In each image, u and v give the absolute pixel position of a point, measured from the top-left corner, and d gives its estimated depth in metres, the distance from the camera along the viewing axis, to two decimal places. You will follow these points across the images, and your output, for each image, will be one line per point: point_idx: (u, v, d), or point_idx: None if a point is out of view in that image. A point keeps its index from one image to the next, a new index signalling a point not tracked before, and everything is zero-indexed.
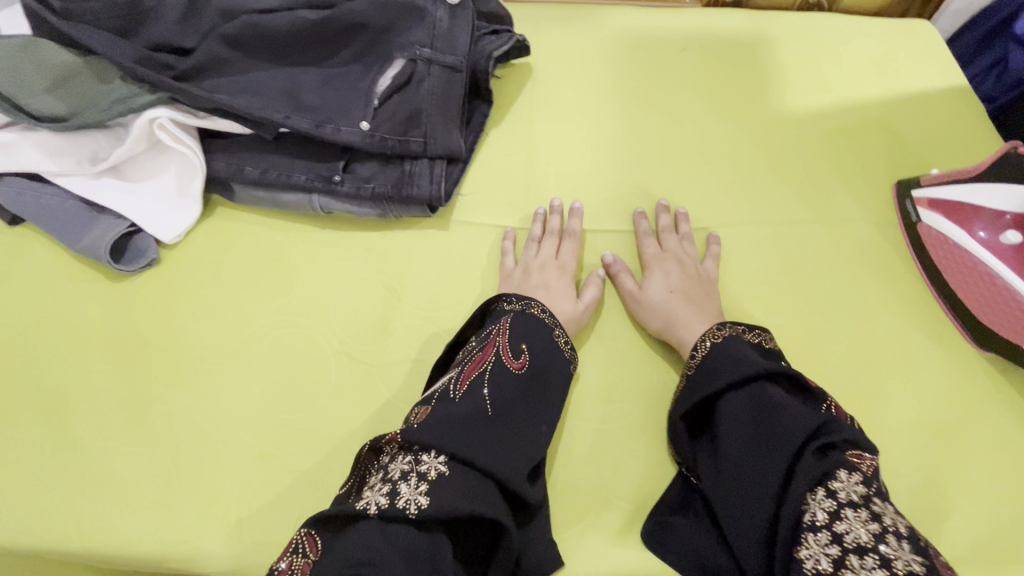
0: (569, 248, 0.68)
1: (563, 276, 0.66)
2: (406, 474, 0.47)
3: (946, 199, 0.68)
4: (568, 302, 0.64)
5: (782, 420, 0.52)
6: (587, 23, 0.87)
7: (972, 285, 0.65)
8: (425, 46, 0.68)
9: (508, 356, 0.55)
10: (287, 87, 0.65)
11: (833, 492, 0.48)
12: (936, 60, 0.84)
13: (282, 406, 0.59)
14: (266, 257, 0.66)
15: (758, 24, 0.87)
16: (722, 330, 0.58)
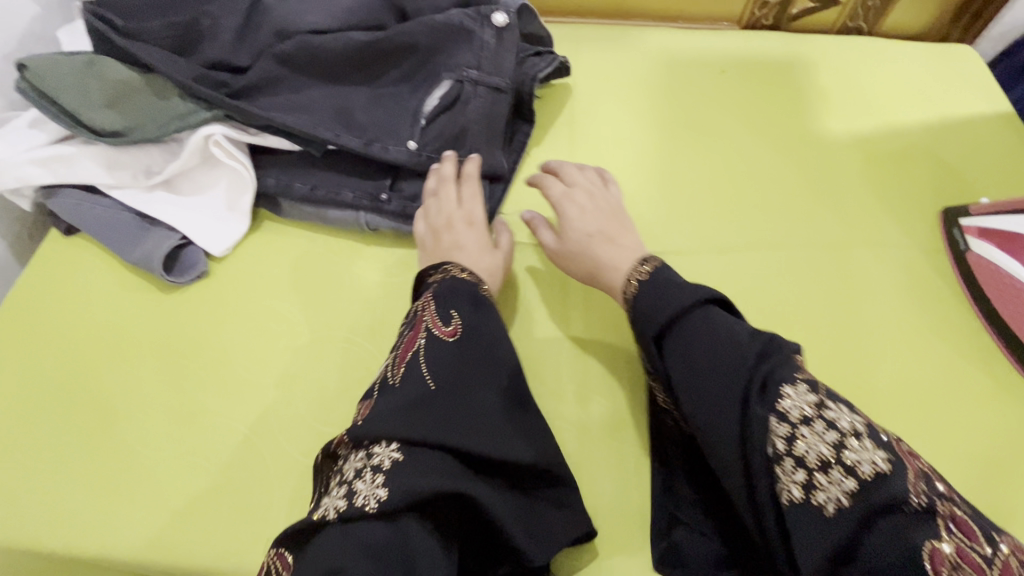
0: (476, 204, 0.67)
1: (474, 228, 0.65)
2: (360, 472, 0.47)
3: (998, 230, 0.67)
4: (488, 255, 0.64)
5: (707, 350, 0.50)
6: (624, 45, 0.89)
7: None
8: (473, 68, 0.70)
9: (439, 326, 0.55)
10: (340, 107, 0.69)
11: (785, 413, 0.45)
12: (975, 88, 0.84)
13: (320, 416, 0.62)
14: (310, 270, 0.69)
15: (793, 51, 0.88)
16: (647, 264, 0.59)
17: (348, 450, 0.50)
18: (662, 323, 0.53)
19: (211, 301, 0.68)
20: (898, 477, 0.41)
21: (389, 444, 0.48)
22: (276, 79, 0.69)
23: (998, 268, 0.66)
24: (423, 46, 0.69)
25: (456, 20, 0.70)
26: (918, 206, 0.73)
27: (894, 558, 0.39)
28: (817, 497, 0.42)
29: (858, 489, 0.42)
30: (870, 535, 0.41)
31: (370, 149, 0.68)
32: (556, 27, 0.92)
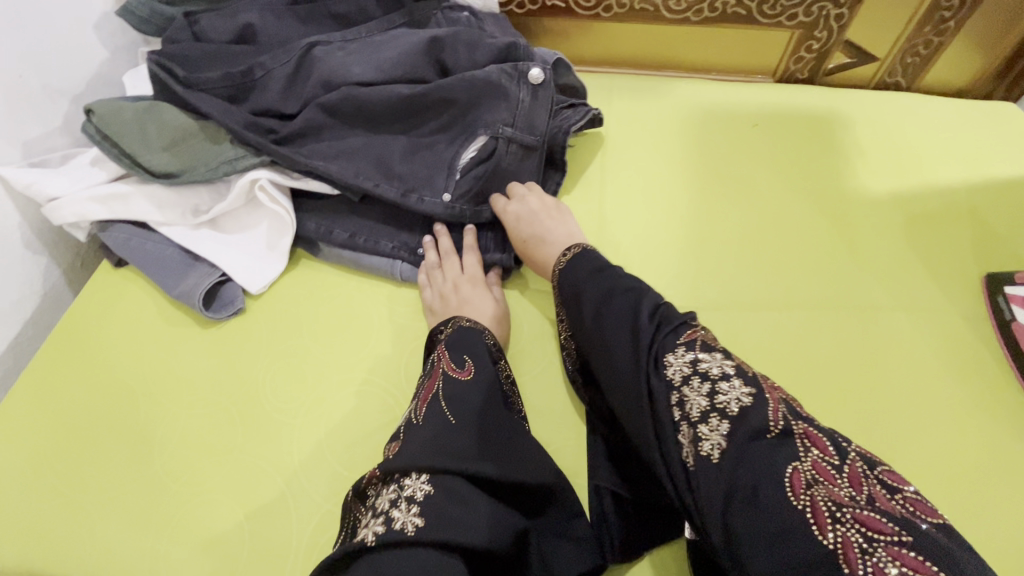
0: (471, 258, 0.71)
1: (477, 285, 0.68)
2: (394, 501, 0.49)
3: None
4: (490, 305, 0.68)
5: (607, 327, 0.53)
6: (658, 96, 0.90)
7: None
8: (508, 125, 0.72)
9: (453, 369, 0.59)
10: (380, 157, 0.72)
11: (667, 374, 0.47)
12: (1020, 148, 0.82)
13: (343, 459, 0.62)
14: (342, 311, 0.71)
15: (829, 105, 0.87)
16: (560, 262, 0.62)
17: (381, 483, 0.51)
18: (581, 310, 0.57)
19: (249, 336, 0.70)
20: (758, 409, 0.42)
21: (421, 474, 0.50)
22: (320, 128, 0.72)
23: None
24: (462, 102, 0.72)
25: (493, 75, 0.72)
26: (960, 268, 0.71)
27: (766, 485, 0.38)
28: (703, 447, 0.42)
29: (732, 429, 0.42)
30: (743, 466, 0.40)
31: (408, 200, 0.70)
32: (591, 78, 0.94)
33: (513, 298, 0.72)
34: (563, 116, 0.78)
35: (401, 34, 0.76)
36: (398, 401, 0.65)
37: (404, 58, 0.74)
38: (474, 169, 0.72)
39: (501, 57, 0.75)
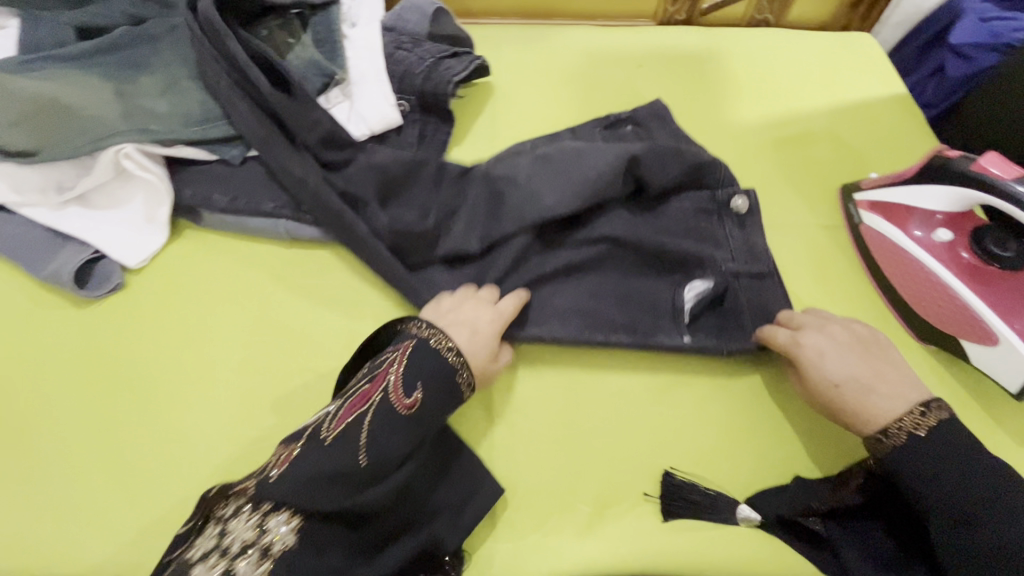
0: (510, 304, 0.61)
1: (492, 322, 0.59)
2: (245, 548, 0.47)
3: (883, 201, 0.66)
4: (487, 344, 0.57)
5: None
6: (545, 43, 0.91)
7: (909, 282, 0.63)
8: (730, 260, 0.67)
9: (397, 395, 0.52)
10: (582, 308, 0.64)
11: None
12: (873, 72, 0.89)
13: (243, 421, 0.61)
14: (231, 277, 0.69)
15: (706, 43, 0.91)
16: (911, 418, 0.52)
17: (242, 514, 0.49)
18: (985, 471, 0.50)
19: (131, 311, 0.67)
20: None
21: (281, 517, 0.49)
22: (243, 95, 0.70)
23: (886, 238, 0.65)
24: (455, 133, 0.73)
25: (693, 209, 0.70)
26: (824, 186, 0.77)
27: None
28: None
29: None
30: None
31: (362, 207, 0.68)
32: (479, 29, 0.94)
33: None
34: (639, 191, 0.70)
35: (581, 149, 0.68)
36: (298, 357, 0.64)
37: (603, 175, 0.65)
38: (701, 302, 0.64)
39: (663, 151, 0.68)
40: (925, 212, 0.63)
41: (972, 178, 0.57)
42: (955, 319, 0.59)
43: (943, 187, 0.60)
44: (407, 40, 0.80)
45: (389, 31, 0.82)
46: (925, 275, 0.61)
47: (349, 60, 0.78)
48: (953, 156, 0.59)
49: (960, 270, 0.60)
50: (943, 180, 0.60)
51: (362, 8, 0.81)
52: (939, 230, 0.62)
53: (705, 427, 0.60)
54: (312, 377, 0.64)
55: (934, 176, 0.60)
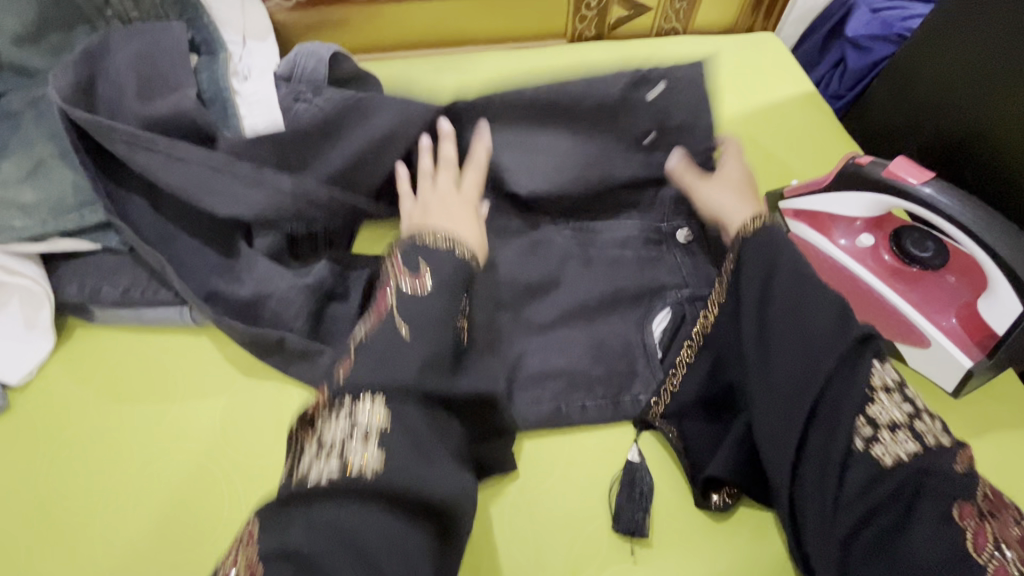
0: (468, 174, 0.66)
1: (461, 197, 0.63)
2: (347, 434, 0.42)
3: (806, 210, 0.65)
4: (473, 225, 0.60)
5: (814, 313, 0.51)
6: (457, 72, 0.88)
7: (841, 289, 0.63)
8: (680, 287, 0.67)
9: (406, 276, 0.50)
10: (540, 414, 0.59)
11: (873, 417, 0.47)
12: (781, 71, 0.91)
13: (163, 545, 0.54)
14: (135, 377, 0.62)
15: (618, 57, 0.91)
16: (758, 219, 0.59)
17: (328, 412, 0.43)
18: (768, 289, 0.54)
19: (19, 436, 0.59)
20: (942, 451, 0.45)
21: (368, 399, 0.43)
22: (147, 137, 0.60)
23: (813, 245, 0.64)
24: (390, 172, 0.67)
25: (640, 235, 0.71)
26: None
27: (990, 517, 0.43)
28: (877, 450, 0.46)
29: (916, 447, 0.45)
30: (925, 503, 0.44)
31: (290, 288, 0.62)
32: (387, 64, 0.90)
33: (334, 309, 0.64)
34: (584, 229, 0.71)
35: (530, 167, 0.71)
36: (224, 461, 0.58)
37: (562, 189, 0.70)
38: (670, 334, 0.64)
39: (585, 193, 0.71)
40: (847, 217, 0.62)
41: (886, 184, 0.57)
42: (886, 322, 0.61)
43: (862, 195, 0.59)
44: (306, 88, 0.74)
45: (285, 81, 0.76)
46: (854, 281, 0.62)
47: (245, 120, 0.72)
48: (864, 162, 0.59)
49: (885, 274, 0.60)
50: (859, 188, 0.59)
51: (254, 60, 0.78)
52: (862, 235, 0.62)
53: (663, 467, 0.59)
54: (240, 479, 0.57)
55: (850, 184, 0.60)
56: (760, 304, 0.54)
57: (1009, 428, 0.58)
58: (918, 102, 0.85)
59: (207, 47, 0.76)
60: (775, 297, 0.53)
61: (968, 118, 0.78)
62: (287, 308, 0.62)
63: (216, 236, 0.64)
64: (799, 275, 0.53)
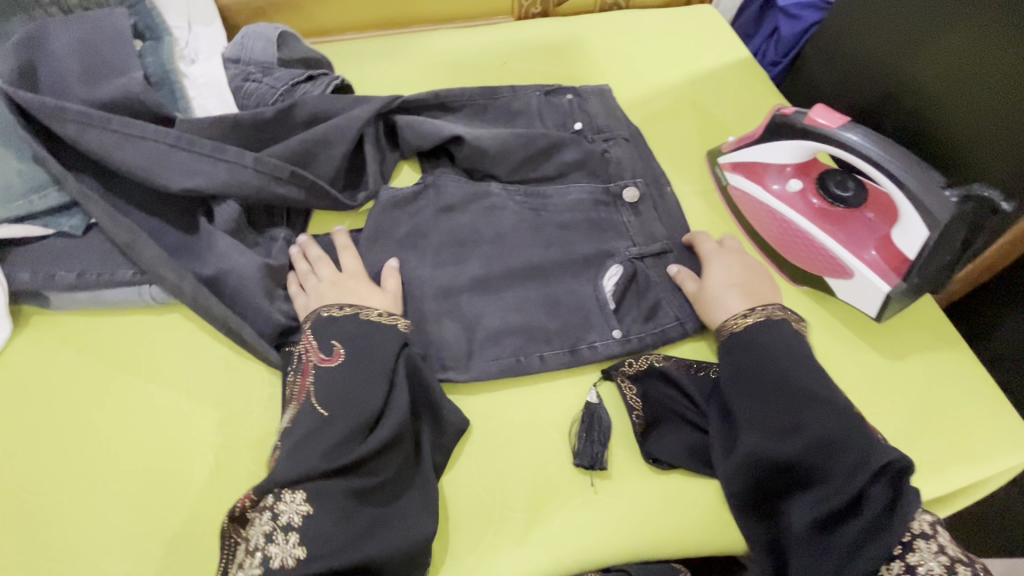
0: (351, 257, 0.65)
1: (360, 278, 0.63)
2: (270, 534, 0.47)
3: (742, 161, 0.71)
4: (384, 295, 0.62)
5: (830, 429, 0.53)
6: (409, 51, 0.90)
7: (776, 231, 0.68)
8: (630, 245, 0.71)
9: (322, 357, 0.56)
10: (502, 369, 0.62)
11: (908, 563, 0.49)
12: (720, 40, 0.95)
13: (136, 518, 0.55)
14: (97, 360, 0.62)
15: (565, 31, 0.93)
16: (758, 310, 0.61)
17: (255, 510, 0.49)
18: (781, 391, 0.56)
19: None
20: None
21: (290, 496, 0.48)
22: (100, 117, 0.61)
23: (750, 195, 0.70)
24: (350, 144, 0.69)
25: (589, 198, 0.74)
26: (692, 157, 0.82)
27: None
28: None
29: None
30: None
31: (250, 265, 0.62)
32: (339, 46, 0.91)
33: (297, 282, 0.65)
34: (536, 196, 0.74)
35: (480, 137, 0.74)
36: (193, 434, 0.58)
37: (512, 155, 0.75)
38: (621, 289, 0.67)
39: (533, 153, 0.76)
40: (777, 166, 0.68)
41: (806, 130, 0.62)
42: (814, 258, 0.65)
43: (785, 141, 0.65)
44: (257, 70, 0.75)
45: (234, 63, 0.75)
46: (786, 223, 0.66)
47: (194, 102, 0.72)
48: (788, 112, 0.64)
49: (812, 214, 0.65)
50: (784, 135, 0.65)
51: (202, 43, 0.78)
52: (791, 181, 0.68)
53: (621, 418, 0.61)
54: (210, 451, 0.58)
55: (776, 132, 0.66)
56: (772, 394, 0.56)
57: (929, 350, 0.64)
58: (849, 63, 0.90)
59: (152, 33, 0.75)
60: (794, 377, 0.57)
61: (890, 75, 0.83)
62: (245, 283, 0.61)
63: (172, 215, 0.64)
64: (818, 387, 0.56)
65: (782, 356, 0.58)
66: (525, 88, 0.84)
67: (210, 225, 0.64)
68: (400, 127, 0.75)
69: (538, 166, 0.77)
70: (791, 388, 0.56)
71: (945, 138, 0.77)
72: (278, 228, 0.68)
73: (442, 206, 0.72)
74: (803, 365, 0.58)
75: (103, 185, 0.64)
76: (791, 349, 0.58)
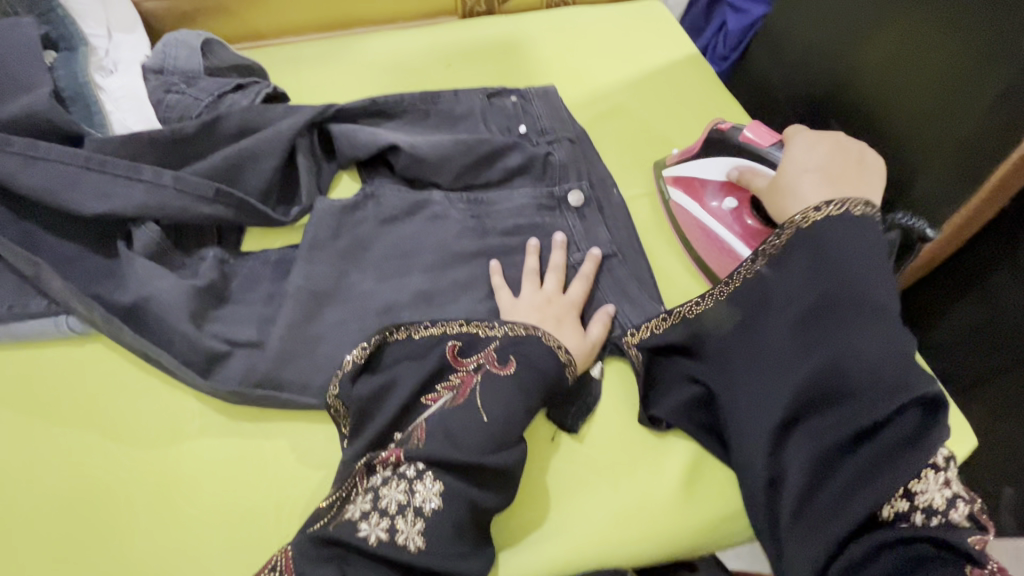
0: (579, 286, 0.65)
1: (569, 309, 0.63)
2: (402, 507, 0.50)
3: (683, 176, 0.71)
4: (579, 336, 0.61)
5: (866, 356, 0.50)
6: (348, 55, 0.86)
7: (710, 251, 0.68)
8: (576, 251, 0.69)
9: (497, 365, 0.56)
10: None
11: (911, 494, 0.49)
12: (668, 35, 0.94)
13: (59, 564, 0.52)
14: (13, 396, 0.58)
15: (510, 31, 0.91)
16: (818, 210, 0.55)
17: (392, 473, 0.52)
18: (841, 305, 0.52)
19: None
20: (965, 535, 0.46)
21: (428, 480, 0.51)
22: (2, 138, 0.57)
23: (688, 212, 0.70)
24: (279, 158, 0.66)
25: (534, 204, 0.73)
26: (638, 160, 0.81)
27: None
28: (898, 507, 0.49)
29: (941, 527, 0.47)
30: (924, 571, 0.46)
31: (175, 291, 0.59)
32: (274, 50, 0.87)
33: (229, 305, 0.63)
34: (479, 204, 0.73)
35: (418, 145, 0.72)
36: (119, 472, 0.56)
37: (452, 162, 0.73)
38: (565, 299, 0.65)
39: (475, 161, 0.74)
40: (715, 183, 0.68)
41: (744, 146, 0.65)
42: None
43: (725, 158, 0.66)
44: (180, 80, 0.71)
45: (156, 73, 0.71)
46: (718, 242, 0.67)
47: (112, 117, 0.68)
48: (725, 128, 0.66)
49: (745, 235, 0.67)
50: (727, 150, 0.66)
51: (122, 52, 0.74)
52: (727, 198, 0.68)
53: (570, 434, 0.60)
54: (140, 489, 0.55)
55: (716, 148, 0.68)
56: (811, 317, 0.54)
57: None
58: (795, 56, 0.90)
59: (66, 43, 0.71)
60: (845, 283, 0.53)
61: (838, 69, 0.83)
62: (170, 308, 0.58)
63: (89, 240, 0.60)
64: (884, 298, 0.52)
65: (854, 257, 0.53)
66: (468, 92, 0.82)
67: (130, 249, 0.60)
68: (336, 138, 0.73)
69: (481, 173, 0.75)
70: (853, 297, 0.52)
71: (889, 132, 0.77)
72: (206, 247, 0.64)
73: (382, 218, 0.70)
74: (872, 275, 0.53)
75: (10, 211, 0.59)
76: (865, 251, 0.53)
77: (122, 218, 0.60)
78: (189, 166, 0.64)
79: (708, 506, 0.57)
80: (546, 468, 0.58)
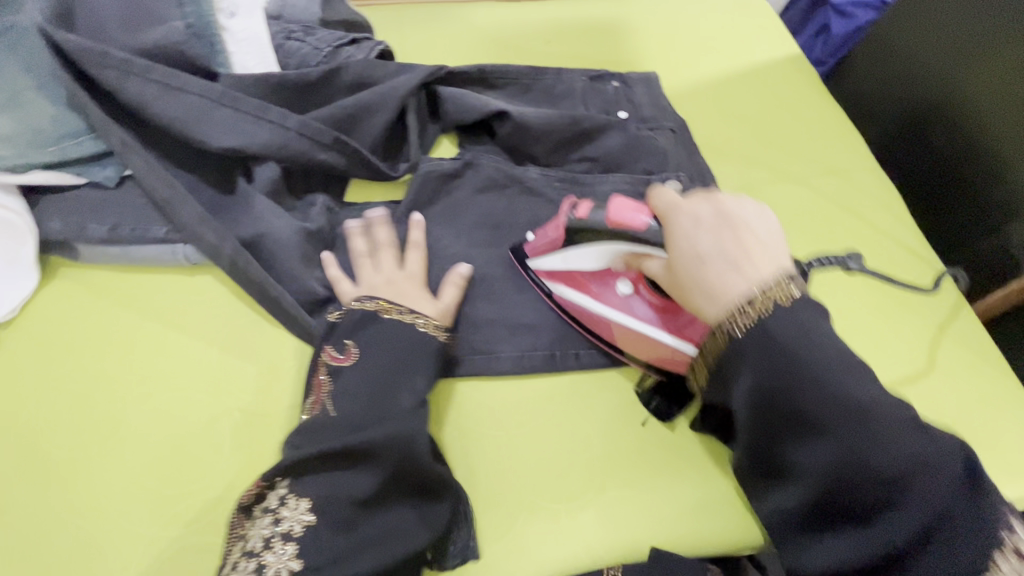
0: (415, 256, 0.62)
1: (414, 280, 0.59)
2: (268, 540, 0.47)
3: (557, 270, 0.62)
4: (434, 302, 0.58)
5: (827, 405, 0.42)
6: (452, 21, 0.87)
7: (624, 339, 0.60)
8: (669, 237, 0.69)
9: (335, 355, 0.55)
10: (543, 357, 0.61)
11: (923, 515, 0.41)
12: (771, 31, 0.92)
13: (163, 479, 0.54)
14: (124, 316, 0.60)
15: (613, 11, 0.91)
16: (755, 299, 0.45)
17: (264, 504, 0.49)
18: (783, 366, 0.43)
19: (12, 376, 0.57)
20: (979, 534, 0.40)
21: (295, 502, 0.48)
22: (142, 66, 0.59)
23: (575, 305, 0.62)
24: (393, 113, 0.67)
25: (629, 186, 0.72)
26: (731, 157, 0.80)
27: None
28: (936, 536, 0.40)
29: (963, 537, 0.40)
30: None
31: (290, 231, 0.60)
32: (381, 10, 0.87)
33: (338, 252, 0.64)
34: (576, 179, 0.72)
35: (524, 115, 0.72)
36: (225, 400, 0.57)
37: (554, 135, 0.73)
38: None
39: (576, 136, 0.74)
40: (594, 272, 0.60)
41: (614, 233, 0.55)
42: (655, 353, 0.58)
43: (596, 247, 0.58)
44: (299, 29, 0.72)
45: (274, 19, 0.72)
46: (627, 330, 0.59)
47: (234, 58, 0.67)
48: (583, 216, 0.57)
49: (660, 317, 0.58)
50: (590, 238, 0.58)
51: None
52: (620, 283, 0.60)
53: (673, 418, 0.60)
54: (242, 420, 0.56)
55: (581, 237, 0.58)
56: (775, 374, 0.43)
57: (943, 366, 0.65)
58: (902, 65, 0.88)
59: None
60: (771, 328, 0.44)
61: (949, 83, 0.81)
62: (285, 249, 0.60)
63: (210, 175, 0.62)
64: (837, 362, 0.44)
65: (801, 350, 0.43)
66: (570, 73, 0.81)
67: (248, 185, 0.63)
68: (442, 99, 0.73)
69: (579, 149, 0.75)
70: (794, 375, 0.43)
71: (994, 151, 0.75)
72: (315, 194, 0.66)
73: (481, 186, 0.70)
74: (804, 333, 0.44)
75: (139, 137, 0.62)
76: (802, 341, 0.44)
77: (245, 155, 0.62)
78: (309, 113, 0.65)
79: (735, 520, 0.56)
80: (627, 450, 0.58)
